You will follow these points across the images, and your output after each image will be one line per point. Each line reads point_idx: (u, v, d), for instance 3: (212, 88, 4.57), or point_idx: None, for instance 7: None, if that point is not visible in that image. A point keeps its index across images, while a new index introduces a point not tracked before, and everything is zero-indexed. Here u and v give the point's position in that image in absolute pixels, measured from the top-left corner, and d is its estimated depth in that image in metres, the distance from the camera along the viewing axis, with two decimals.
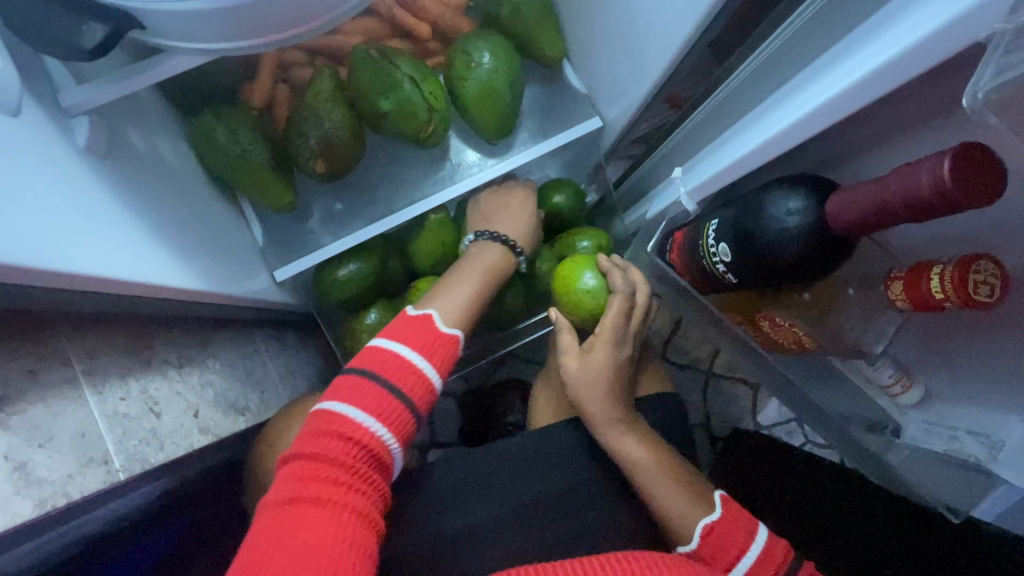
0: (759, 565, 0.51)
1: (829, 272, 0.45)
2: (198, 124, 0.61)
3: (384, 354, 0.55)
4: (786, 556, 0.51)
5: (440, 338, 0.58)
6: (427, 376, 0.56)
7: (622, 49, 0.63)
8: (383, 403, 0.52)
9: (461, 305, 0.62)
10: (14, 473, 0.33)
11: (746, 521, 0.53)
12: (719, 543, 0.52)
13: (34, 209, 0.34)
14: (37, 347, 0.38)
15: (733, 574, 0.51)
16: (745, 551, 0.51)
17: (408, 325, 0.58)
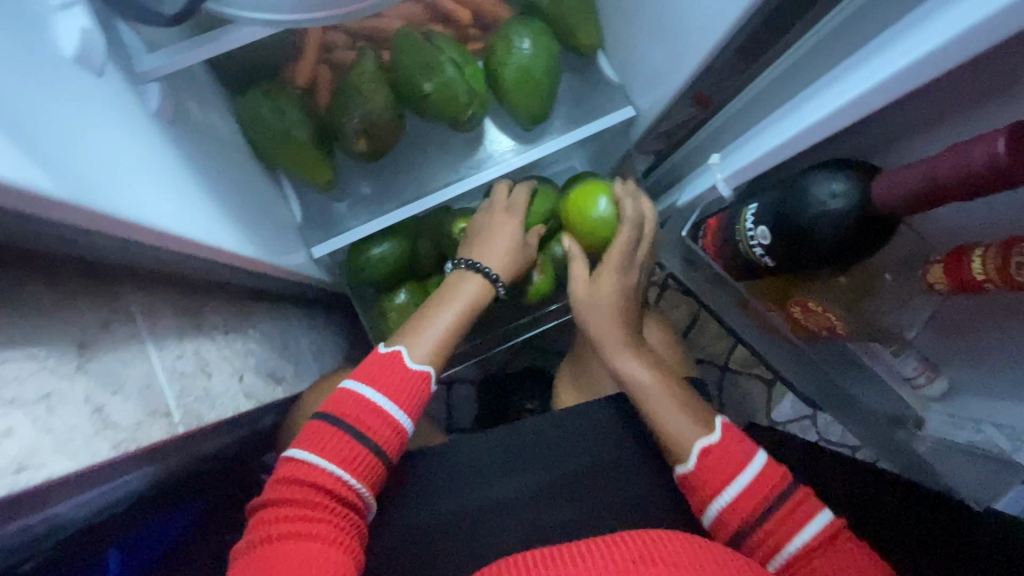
0: (749, 489, 0.49)
1: (871, 251, 0.46)
2: (246, 100, 0.63)
3: (350, 399, 0.51)
4: (778, 484, 0.49)
5: (410, 380, 0.54)
6: (395, 418, 0.52)
7: (660, 39, 0.65)
8: (344, 453, 0.49)
9: (437, 340, 0.58)
10: (94, 415, 0.35)
11: (744, 446, 0.52)
12: (712, 464, 0.51)
13: (119, 164, 0.36)
14: (111, 300, 0.40)
15: (721, 499, 0.50)
16: (737, 475, 0.50)
17: (378, 366, 0.54)
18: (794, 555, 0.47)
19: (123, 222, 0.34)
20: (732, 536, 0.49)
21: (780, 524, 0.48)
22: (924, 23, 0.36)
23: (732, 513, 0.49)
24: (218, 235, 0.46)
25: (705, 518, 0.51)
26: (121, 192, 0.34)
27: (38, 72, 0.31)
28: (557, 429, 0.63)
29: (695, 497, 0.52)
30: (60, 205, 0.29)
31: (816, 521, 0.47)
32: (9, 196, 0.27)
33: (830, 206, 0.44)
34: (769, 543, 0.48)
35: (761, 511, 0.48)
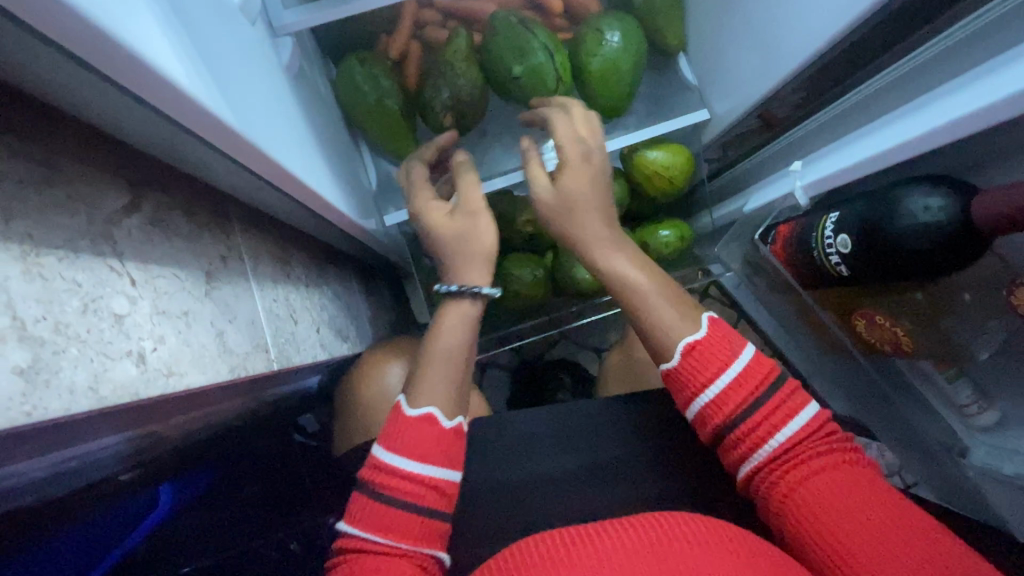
0: (736, 387, 0.47)
1: (968, 260, 0.46)
2: (343, 66, 0.66)
3: (384, 470, 0.48)
4: (767, 376, 0.48)
5: (430, 430, 0.50)
6: (436, 478, 0.49)
7: (747, 46, 0.66)
8: (391, 523, 0.47)
9: (438, 381, 0.53)
10: (217, 337, 0.37)
11: (732, 342, 0.49)
12: (699, 359, 0.49)
13: (260, 106, 0.38)
14: (226, 235, 0.43)
15: (706, 394, 0.48)
16: (725, 370, 0.48)
17: (390, 426, 0.50)
18: (781, 446, 0.46)
19: (256, 155, 0.36)
20: (716, 428, 0.48)
21: (770, 415, 0.47)
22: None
23: (717, 408, 0.48)
24: (320, 186, 0.48)
25: (689, 412, 0.50)
26: (260, 126, 0.37)
27: (209, 5, 0.34)
28: (608, 413, 0.63)
29: (680, 394, 0.50)
30: (218, 123, 0.31)
31: (804, 413, 0.47)
32: (182, 108, 0.29)
33: (922, 221, 0.45)
34: (759, 433, 0.47)
35: (753, 400, 0.47)
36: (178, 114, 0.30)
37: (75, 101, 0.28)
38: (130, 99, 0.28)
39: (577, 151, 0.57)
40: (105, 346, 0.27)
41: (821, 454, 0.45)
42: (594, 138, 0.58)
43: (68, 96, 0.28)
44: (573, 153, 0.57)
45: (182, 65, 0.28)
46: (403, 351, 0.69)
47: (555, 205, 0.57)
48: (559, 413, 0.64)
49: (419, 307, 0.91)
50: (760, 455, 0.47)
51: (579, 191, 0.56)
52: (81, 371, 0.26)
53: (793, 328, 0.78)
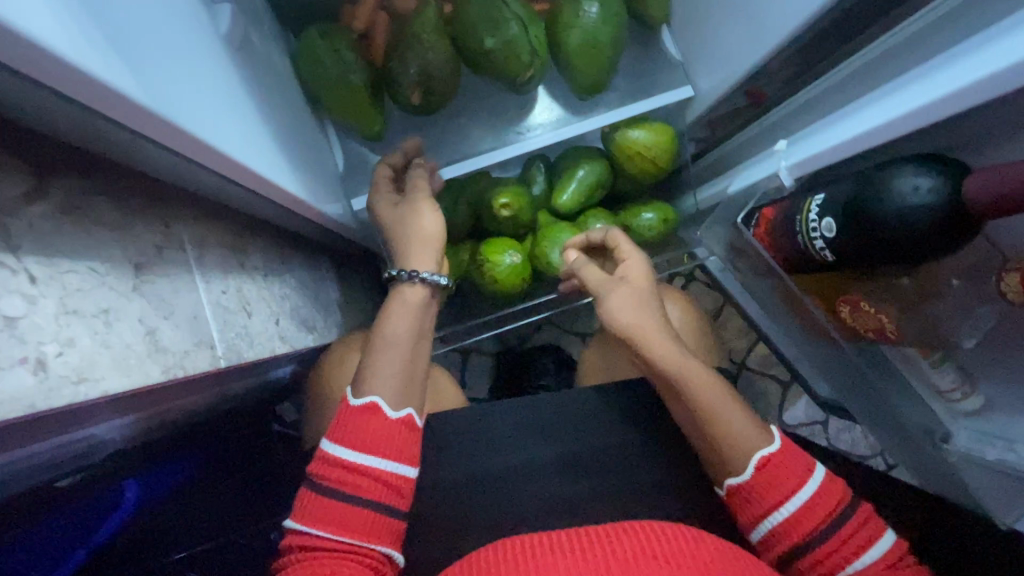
0: (811, 507, 0.45)
1: (959, 245, 0.44)
2: (303, 40, 0.61)
3: (334, 467, 0.46)
4: (844, 501, 0.46)
5: (385, 428, 0.49)
6: (390, 475, 0.47)
7: (733, 18, 0.62)
8: (340, 520, 0.45)
9: (382, 368, 0.51)
10: (148, 337, 0.34)
11: (806, 458, 0.48)
12: (771, 475, 0.47)
13: (190, 81, 0.34)
14: (166, 223, 0.39)
15: (779, 513, 0.46)
16: (797, 490, 0.46)
17: (337, 418, 0.49)
18: (856, 575, 0.44)
19: (188, 138, 0.32)
20: (785, 554, 0.46)
21: (841, 544, 0.45)
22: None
23: (790, 528, 0.45)
24: (271, 168, 0.44)
25: (754, 532, 0.47)
26: (189, 103, 0.33)
27: None
28: (586, 404, 0.60)
29: (745, 507, 0.48)
30: (126, 102, 0.28)
31: (883, 543, 0.45)
32: (80, 84, 0.26)
33: (912, 203, 0.43)
34: (831, 561, 0.45)
35: (826, 526, 0.45)
36: (76, 91, 0.26)
37: None
38: (18, 76, 0.25)
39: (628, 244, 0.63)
40: None
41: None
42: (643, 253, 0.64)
43: None
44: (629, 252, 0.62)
45: (73, 33, 0.25)
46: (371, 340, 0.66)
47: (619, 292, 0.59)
48: (535, 405, 0.61)
49: None
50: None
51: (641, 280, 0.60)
52: None
53: (778, 314, 0.77)
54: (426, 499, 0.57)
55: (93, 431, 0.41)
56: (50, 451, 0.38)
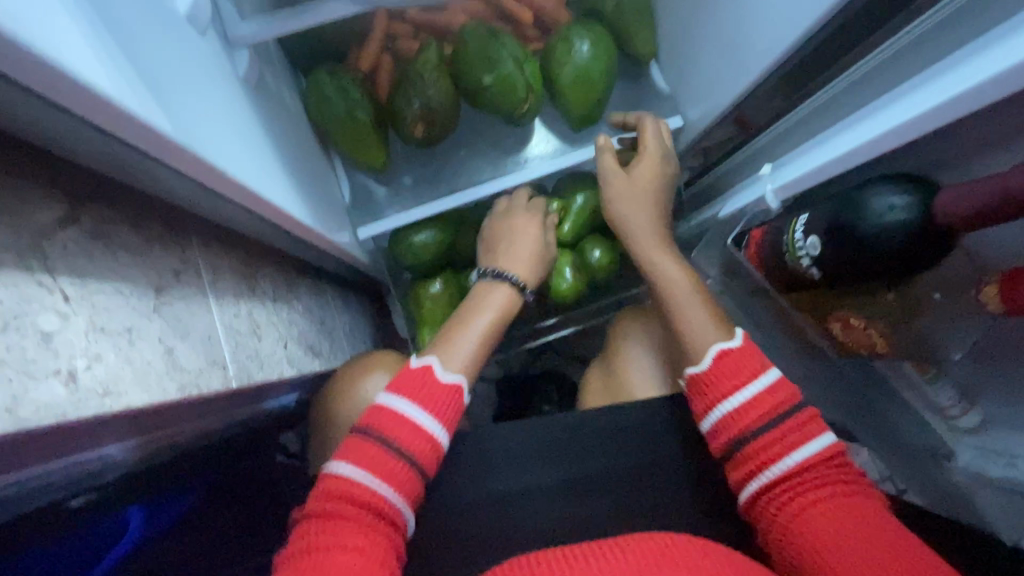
0: (753, 403, 0.49)
1: (936, 257, 0.46)
2: (312, 79, 0.66)
3: (385, 412, 0.51)
4: (788, 399, 0.49)
5: (441, 391, 0.54)
6: (430, 432, 0.52)
7: (715, 53, 0.66)
8: (380, 465, 0.49)
9: (467, 353, 0.58)
10: (166, 355, 0.36)
11: (762, 358, 0.51)
12: (728, 366, 0.51)
13: (211, 116, 0.37)
14: (182, 248, 0.41)
15: (723, 403, 0.50)
16: (748, 382, 0.50)
17: (405, 377, 0.54)
18: (789, 470, 0.47)
19: (208, 168, 0.35)
20: (728, 443, 0.50)
21: (781, 437, 0.48)
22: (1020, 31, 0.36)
23: (733, 421, 0.49)
24: (285, 196, 0.47)
25: (704, 422, 0.52)
26: (209, 135, 0.36)
27: (144, 14, 0.33)
28: (586, 425, 0.61)
29: (699, 398, 0.52)
30: (153, 134, 0.30)
31: (821, 442, 0.47)
32: (109, 116, 0.28)
33: (889, 220, 0.45)
34: (771, 451, 0.47)
35: (765, 420, 0.48)
36: (106, 123, 0.28)
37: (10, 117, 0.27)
38: (59, 111, 0.27)
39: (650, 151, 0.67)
40: (28, 366, 0.26)
41: (827, 478, 0.46)
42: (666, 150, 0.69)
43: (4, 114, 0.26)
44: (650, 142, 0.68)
45: (104, 69, 0.27)
46: (375, 365, 0.68)
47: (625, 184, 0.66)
48: (534, 427, 0.62)
49: (399, 321, 0.90)
50: (766, 477, 0.47)
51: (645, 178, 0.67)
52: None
53: (775, 334, 0.78)
54: (430, 524, 0.57)
55: (109, 451, 0.43)
56: (63, 473, 0.40)
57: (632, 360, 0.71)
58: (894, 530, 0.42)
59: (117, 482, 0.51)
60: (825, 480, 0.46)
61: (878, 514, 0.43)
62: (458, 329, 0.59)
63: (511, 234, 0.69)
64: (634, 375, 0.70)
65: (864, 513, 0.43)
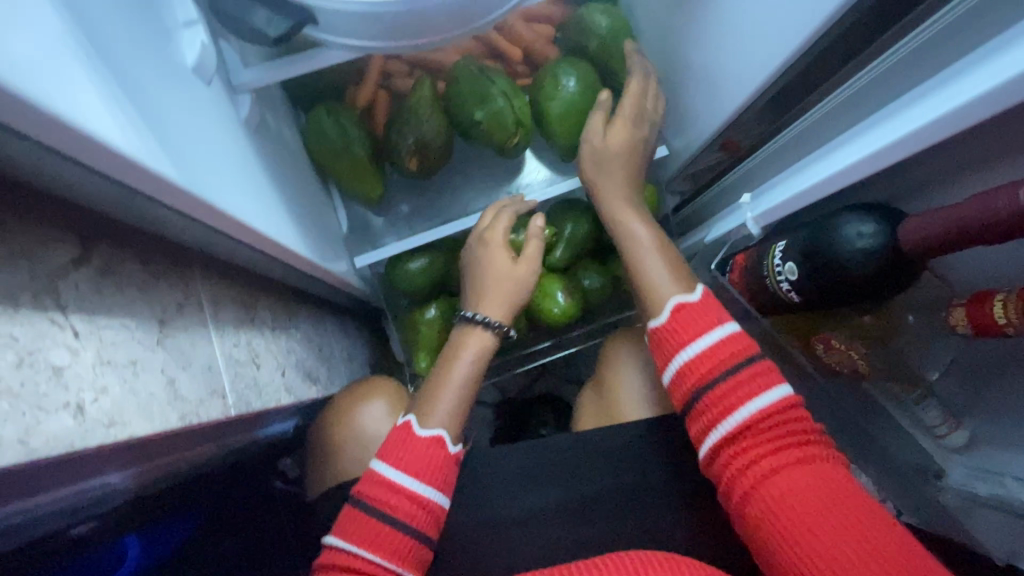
0: (711, 352, 0.51)
1: (902, 285, 0.48)
2: (311, 117, 0.69)
3: (374, 482, 0.54)
4: (745, 348, 0.50)
5: (424, 453, 0.56)
6: (420, 496, 0.54)
7: (696, 87, 0.69)
8: (375, 537, 0.52)
9: (449, 404, 0.61)
10: (168, 385, 0.38)
11: (720, 312, 0.53)
12: (685, 317, 0.53)
13: (215, 159, 0.40)
14: (186, 282, 0.44)
15: (682, 353, 0.52)
16: (706, 332, 0.52)
17: (391, 443, 0.57)
18: (745, 419, 0.48)
19: (211, 209, 0.37)
20: (687, 393, 0.51)
21: (738, 386, 0.49)
22: (972, 73, 0.38)
23: (691, 369, 0.51)
24: (283, 231, 0.50)
25: (665, 375, 0.54)
26: (213, 179, 0.38)
27: (155, 69, 0.35)
28: (576, 448, 0.63)
29: (660, 351, 0.54)
30: (162, 182, 0.33)
31: (776, 392, 0.49)
32: (122, 169, 0.30)
33: (859, 247, 0.47)
34: (730, 399, 0.49)
35: (721, 369, 0.50)
36: (119, 174, 0.31)
37: (31, 172, 0.29)
38: (77, 166, 0.30)
39: (632, 109, 0.68)
40: (39, 400, 0.28)
41: (782, 429, 0.48)
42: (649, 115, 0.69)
43: (26, 168, 0.29)
44: (629, 107, 0.68)
45: (119, 125, 0.30)
46: (369, 393, 0.69)
47: (598, 148, 0.67)
48: (526, 451, 0.63)
49: (396, 347, 0.92)
50: (723, 429, 0.49)
51: (620, 142, 0.67)
52: (12, 425, 0.26)
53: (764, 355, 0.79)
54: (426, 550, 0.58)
55: (111, 480, 0.44)
56: (68, 501, 0.41)
57: (623, 387, 0.72)
58: (839, 483, 0.45)
59: (117, 511, 0.53)
60: (779, 431, 0.48)
61: (825, 466, 0.46)
62: (439, 382, 0.62)
63: (491, 268, 0.69)
64: (622, 401, 0.72)
65: (813, 466, 0.46)
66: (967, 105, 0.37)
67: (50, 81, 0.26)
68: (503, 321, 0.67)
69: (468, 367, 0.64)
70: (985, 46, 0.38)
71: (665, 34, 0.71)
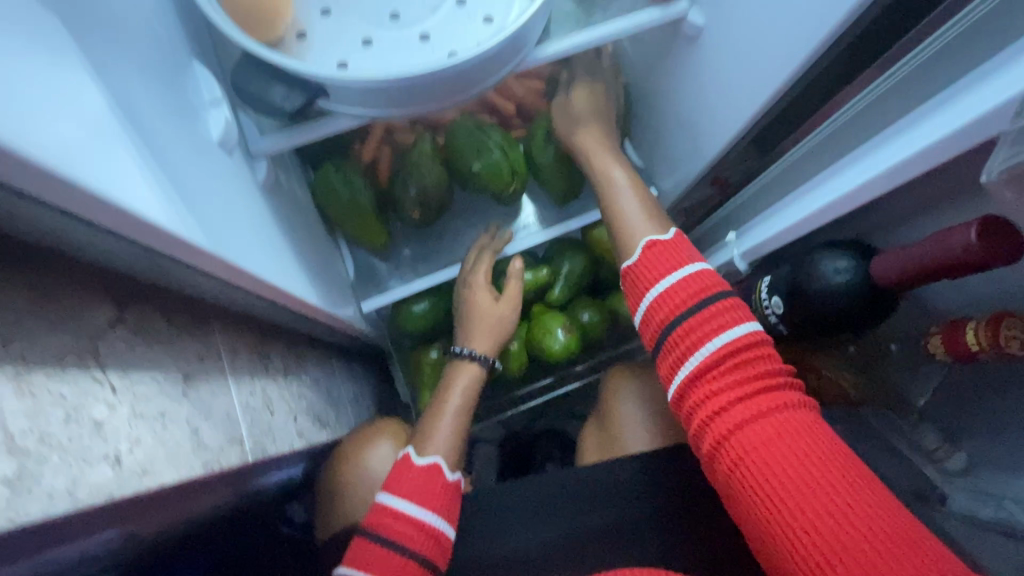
0: (681, 285, 0.54)
1: (882, 317, 0.52)
2: (320, 173, 0.73)
3: (385, 511, 0.56)
4: (714, 280, 0.53)
5: (430, 483, 0.59)
6: (428, 524, 0.56)
7: (680, 134, 0.74)
8: (385, 565, 0.54)
9: (446, 434, 0.65)
10: (193, 435, 0.40)
11: (689, 251, 0.57)
12: (658, 255, 0.57)
13: (238, 222, 0.44)
14: (207, 336, 0.46)
15: (654, 288, 0.55)
16: (676, 269, 0.55)
17: (400, 473, 0.60)
18: (712, 350, 0.50)
19: (235, 270, 0.40)
20: (659, 330, 0.54)
21: (707, 318, 0.51)
22: (917, 129, 0.42)
23: (661, 304, 0.54)
24: (295, 282, 0.53)
25: (639, 315, 0.57)
26: (237, 241, 0.42)
27: (189, 148, 0.40)
28: (579, 484, 0.64)
29: (634, 290, 0.58)
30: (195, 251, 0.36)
31: (743, 326, 0.50)
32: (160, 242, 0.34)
33: (837, 281, 0.50)
34: (697, 331, 0.51)
35: (689, 301, 0.52)
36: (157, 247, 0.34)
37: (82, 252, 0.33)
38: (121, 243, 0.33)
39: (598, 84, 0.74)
40: (84, 453, 0.30)
41: (749, 365, 0.49)
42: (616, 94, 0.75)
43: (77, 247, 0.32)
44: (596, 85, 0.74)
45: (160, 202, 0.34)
46: (375, 433, 0.72)
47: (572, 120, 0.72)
48: (530, 487, 0.65)
49: (402, 387, 0.94)
50: (691, 364, 0.51)
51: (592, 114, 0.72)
52: (61, 477, 0.28)
53: None
54: None
55: (130, 529, 0.46)
56: (91, 551, 0.43)
57: (624, 419, 0.74)
58: (802, 423, 0.46)
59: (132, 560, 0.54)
60: (747, 366, 0.49)
61: (790, 404, 0.47)
62: (436, 414, 0.67)
63: (479, 307, 0.75)
64: (623, 434, 0.74)
65: (779, 404, 0.47)
66: (918, 153, 0.41)
67: (113, 177, 0.29)
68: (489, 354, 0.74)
69: (462, 399, 0.69)
70: (924, 107, 0.42)
71: (648, 86, 0.76)
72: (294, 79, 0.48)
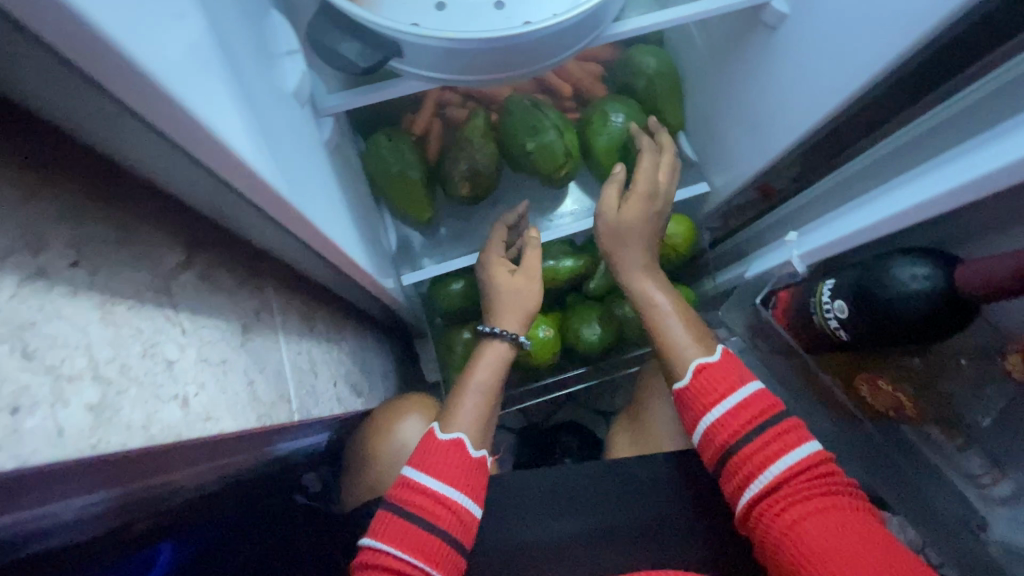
0: (732, 414, 0.53)
1: (963, 324, 0.49)
2: (371, 141, 0.72)
3: (413, 486, 0.56)
4: (768, 408, 0.53)
5: (457, 461, 0.58)
6: (456, 502, 0.56)
7: (743, 128, 0.71)
8: (415, 540, 0.53)
9: (471, 410, 0.63)
10: (248, 388, 0.40)
11: (739, 371, 0.56)
12: (707, 380, 0.56)
13: (308, 175, 0.43)
14: (263, 292, 0.46)
15: (709, 415, 0.55)
16: (729, 393, 0.55)
17: (427, 450, 0.59)
18: (776, 476, 0.50)
19: (306, 224, 0.40)
20: (717, 454, 0.54)
21: (766, 444, 0.52)
22: (992, 146, 0.40)
23: (717, 430, 0.54)
24: (350, 246, 0.52)
25: (694, 435, 0.56)
26: (307, 193, 0.41)
27: (274, 97, 0.39)
28: (611, 475, 0.63)
29: (687, 412, 0.57)
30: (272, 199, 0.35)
31: (802, 448, 0.51)
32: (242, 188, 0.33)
33: (912, 287, 0.48)
34: (757, 459, 0.51)
35: (744, 433, 0.52)
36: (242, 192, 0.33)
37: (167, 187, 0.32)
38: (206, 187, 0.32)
39: (646, 187, 0.67)
40: (157, 389, 0.30)
41: (811, 483, 0.50)
42: (667, 183, 0.69)
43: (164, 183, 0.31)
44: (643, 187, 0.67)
45: None
46: (404, 408, 0.71)
47: (611, 228, 0.68)
48: (561, 474, 0.64)
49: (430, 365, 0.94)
50: (754, 488, 0.51)
51: (633, 222, 0.67)
52: (137, 411, 0.28)
53: (801, 394, 0.79)
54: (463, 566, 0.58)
55: (178, 476, 0.46)
56: (141, 490, 0.44)
57: (658, 414, 0.73)
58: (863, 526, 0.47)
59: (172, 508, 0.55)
60: (809, 484, 0.49)
61: (851, 510, 0.48)
62: (463, 390, 0.65)
63: (501, 283, 0.72)
64: (656, 429, 0.72)
65: (840, 510, 0.48)
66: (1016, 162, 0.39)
67: (224, 118, 0.28)
68: (516, 330, 0.70)
69: (489, 374, 0.67)
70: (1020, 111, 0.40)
71: (713, 77, 0.74)
72: (373, 36, 0.47)
